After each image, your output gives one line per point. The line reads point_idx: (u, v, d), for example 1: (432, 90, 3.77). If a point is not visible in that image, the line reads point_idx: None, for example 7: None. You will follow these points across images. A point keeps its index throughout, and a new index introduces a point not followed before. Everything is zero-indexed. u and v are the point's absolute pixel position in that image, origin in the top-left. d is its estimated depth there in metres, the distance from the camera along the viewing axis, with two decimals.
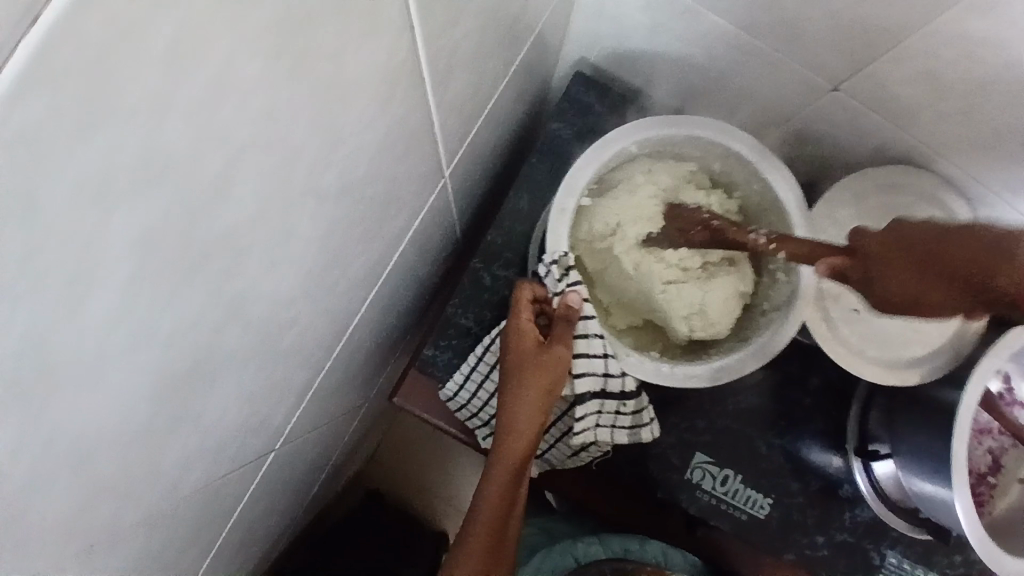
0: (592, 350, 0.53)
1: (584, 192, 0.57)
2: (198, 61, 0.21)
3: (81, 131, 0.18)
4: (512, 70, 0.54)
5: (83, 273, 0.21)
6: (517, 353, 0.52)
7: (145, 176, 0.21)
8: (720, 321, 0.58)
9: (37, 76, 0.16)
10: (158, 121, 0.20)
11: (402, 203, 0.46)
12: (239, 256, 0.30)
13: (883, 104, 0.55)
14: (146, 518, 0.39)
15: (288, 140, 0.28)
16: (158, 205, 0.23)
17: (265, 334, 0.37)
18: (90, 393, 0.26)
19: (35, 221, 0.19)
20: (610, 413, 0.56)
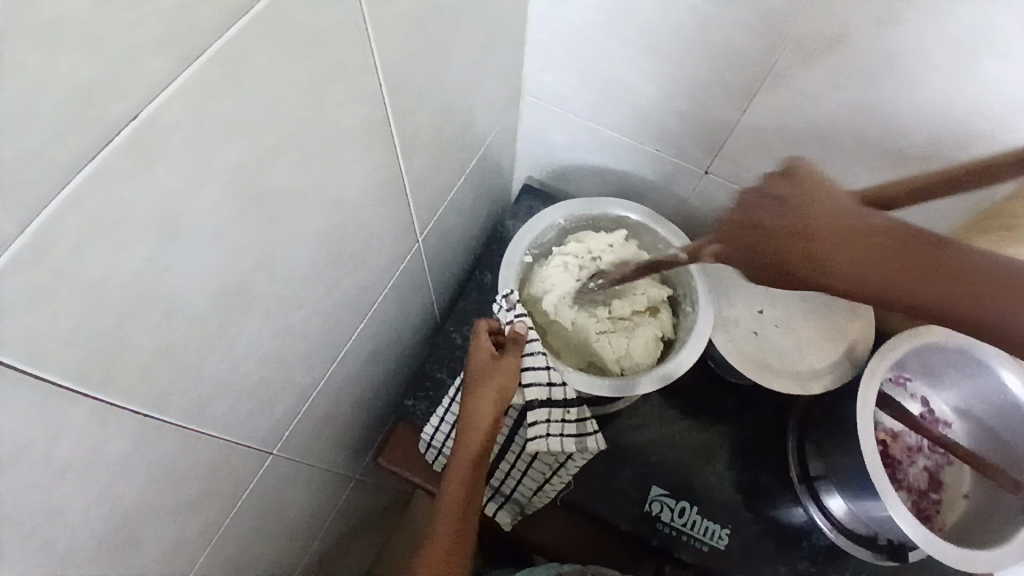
0: (537, 363, 0.65)
1: (527, 254, 0.73)
2: (288, 104, 0.38)
3: (229, 133, 0.34)
4: (468, 170, 0.75)
5: (208, 222, 0.36)
6: (475, 363, 0.64)
7: (250, 168, 0.37)
8: (646, 353, 0.71)
9: (218, 94, 0.32)
10: (260, 133, 0.36)
11: (386, 249, 0.62)
12: (289, 248, 0.45)
13: (739, 178, 0.75)
14: (194, 490, 0.48)
15: (329, 170, 0.45)
16: (250, 190, 0.38)
17: (293, 325, 0.51)
18: (183, 326, 0.38)
19: (199, 180, 0.33)
20: (557, 421, 0.65)
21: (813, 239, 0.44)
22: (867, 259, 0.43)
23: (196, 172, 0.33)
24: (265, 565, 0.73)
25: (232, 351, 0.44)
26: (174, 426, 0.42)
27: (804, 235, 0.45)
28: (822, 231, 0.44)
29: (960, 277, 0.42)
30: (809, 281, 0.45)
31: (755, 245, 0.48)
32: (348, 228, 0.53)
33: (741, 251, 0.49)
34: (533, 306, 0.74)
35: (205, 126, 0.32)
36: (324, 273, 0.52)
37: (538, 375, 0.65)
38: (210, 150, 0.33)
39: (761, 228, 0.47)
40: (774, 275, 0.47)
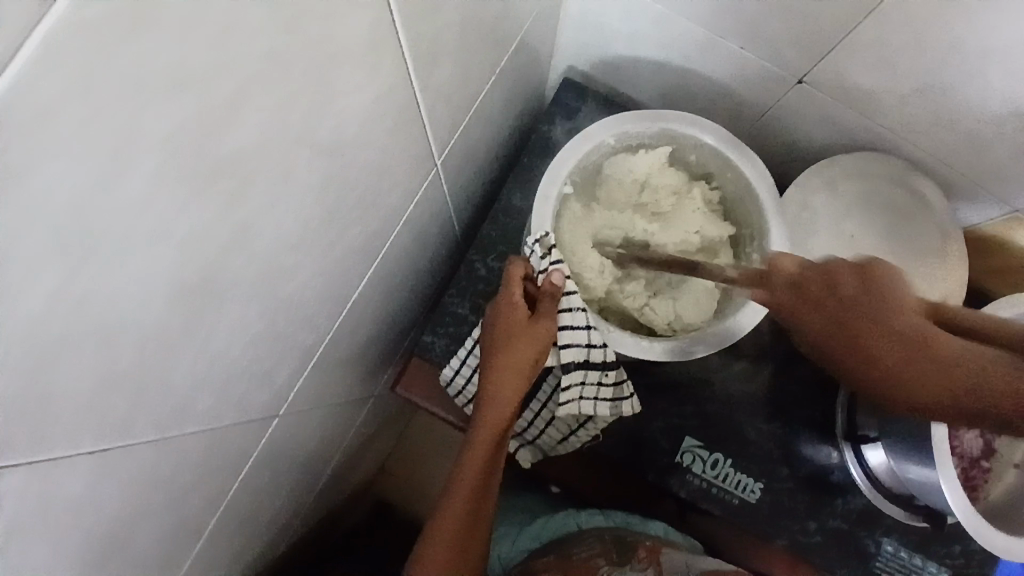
0: (576, 321, 0.56)
1: (567, 182, 0.60)
2: (241, 34, 0.24)
3: (148, 95, 0.22)
4: (500, 70, 0.59)
5: (137, 220, 0.25)
6: (504, 324, 0.55)
7: (193, 137, 0.25)
8: (699, 309, 0.60)
9: (112, 41, 0.20)
10: (199, 85, 0.24)
11: (397, 186, 0.50)
12: (269, 219, 0.34)
13: (843, 93, 0.59)
14: (185, 478, 0.43)
15: (316, 112, 0.33)
16: (198, 165, 0.26)
17: (286, 296, 0.42)
18: (128, 345, 0.29)
19: (109, 171, 0.22)
20: (593, 384, 0.58)
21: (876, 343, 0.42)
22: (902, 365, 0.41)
23: (115, 161, 0.22)
24: (282, 494, 0.72)
25: (208, 346, 0.36)
26: (146, 441, 0.35)
27: (909, 343, 0.41)
28: (912, 341, 0.41)
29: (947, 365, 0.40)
30: (892, 376, 0.42)
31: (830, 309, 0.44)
32: (350, 173, 0.41)
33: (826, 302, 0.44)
34: (573, 234, 0.61)
35: (114, 97, 0.21)
36: (321, 231, 0.42)
37: (575, 335, 0.56)
38: (128, 128, 0.22)
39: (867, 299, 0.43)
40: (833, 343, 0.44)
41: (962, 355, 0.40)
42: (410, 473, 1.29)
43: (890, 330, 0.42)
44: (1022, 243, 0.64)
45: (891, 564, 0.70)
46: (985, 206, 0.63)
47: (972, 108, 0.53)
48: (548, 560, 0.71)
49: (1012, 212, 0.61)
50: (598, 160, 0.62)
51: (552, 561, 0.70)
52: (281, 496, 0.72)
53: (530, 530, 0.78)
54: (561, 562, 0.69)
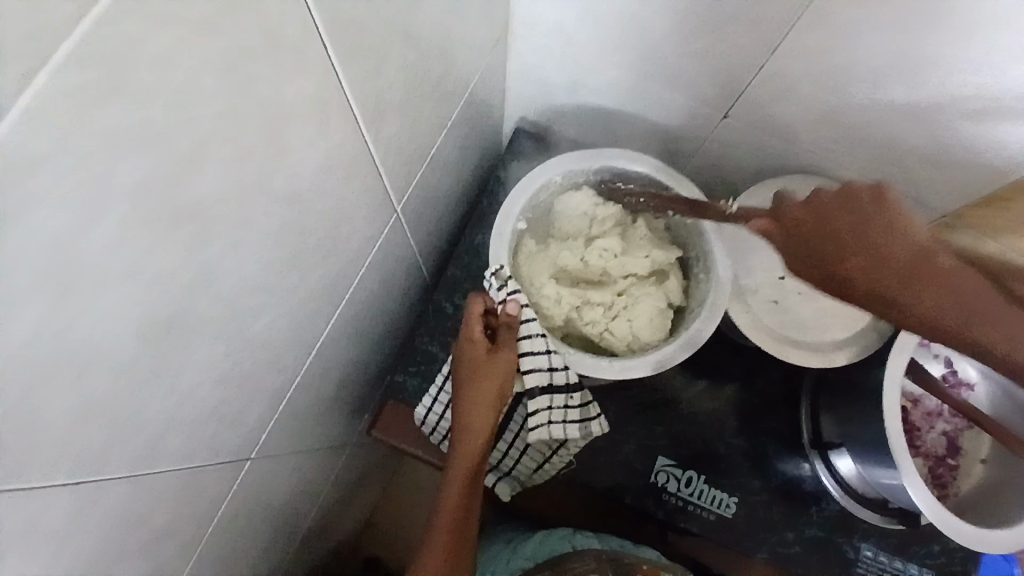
0: (536, 346, 0.58)
1: (521, 218, 0.64)
2: (195, 101, 0.28)
3: (113, 156, 0.25)
4: (450, 122, 0.64)
5: (106, 266, 0.28)
6: (469, 358, 0.58)
7: (158, 191, 0.29)
8: (653, 329, 0.63)
9: (81, 114, 0.23)
10: (159, 146, 0.27)
11: (357, 230, 0.54)
12: (233, 262, 0.38)
13: (762, 123, 0.65)
14: (160, 521, 0.44)
15: (271, 163, 0.36)
16: (162, 216, 0.30)
17: (253, 335, 0.45)
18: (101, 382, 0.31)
19: (79, 224, 0.26)
20: (558, 407, 0.60)
21: (887, 260, 0.51)
22: (893, 277, 0.50)
23: (90, 208, 0.26)
24: (262, 546, 0.72)
25: (178, 386, 0.38)
26: (118, 478, 0.37)
27: (890, 262, 0.51)
28: (924, 267, 0.50)
29: (922, 283, 0.49)
30: (881, 290, 0.51)
31: (876, 244, 0.51)
32: (308, 220, 0.44)
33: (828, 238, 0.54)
34: (526, 270, 0.65)
35: (89, 152, 0.24)
36: (282, 275, 0.45)
37: (539, 359, 0.58)
38: (103, 179, 0.25)
39: (883, 232, 0.52)
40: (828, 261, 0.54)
41: (930, 272, 0.49)
42: (402, 524, 1.27)
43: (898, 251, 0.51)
44: None
45: (872, 569, 0.70)
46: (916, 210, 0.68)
47: (878, 126, 0.59)
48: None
49: (941, 215, 0.67)
50: (549, 197, 0.67)
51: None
52: (262, 547, 0.72)
53: (522, 550, 0.72)
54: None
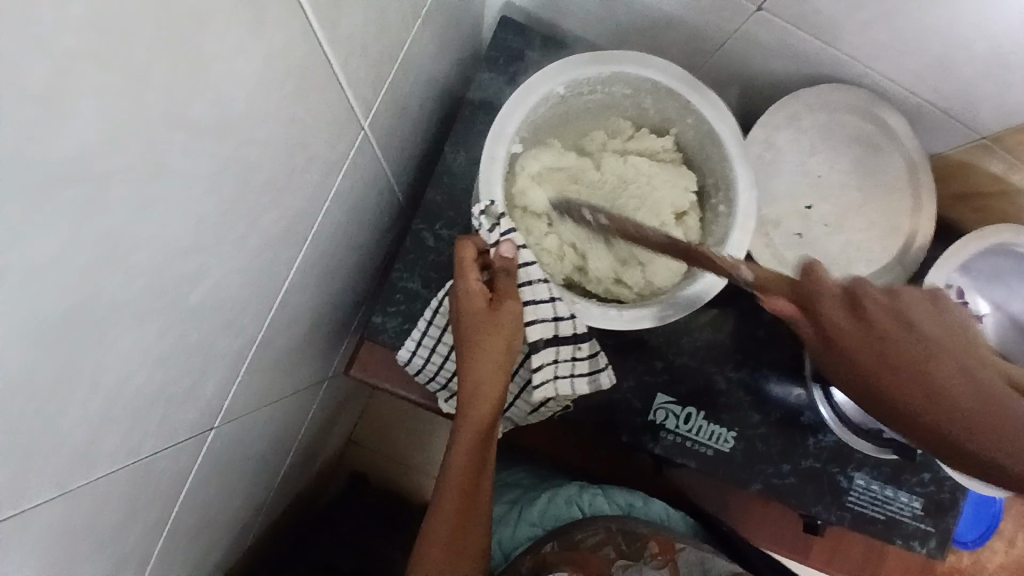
0: (538, 294, 0.52)
1: (515, 140, 0.54)
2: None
3: None
4: (424, 14, 0.51)
5: None
6: (469, 314, 0.50)
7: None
8: (669, 271, 0.56)
9: None
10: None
11: (316, 160, 0.44)
12: (147, 227, 0.28)
13: (801, 20, 0.54)
14: (111, 518, 0.38)
15: (180, 89, 0.26)
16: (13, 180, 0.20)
17: (195, 305, 0.36)
18: None
19: None
20: (563, 360, 0.54)
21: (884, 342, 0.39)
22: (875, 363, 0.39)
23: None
24: (241, 495, 0.68)
25: (99, 378, 0.30)
26: (38, 499, 0.30)
27: (872, 342, 0.39)
28: (920, 361, 0.37)
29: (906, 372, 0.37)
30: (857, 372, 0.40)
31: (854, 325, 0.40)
32: (249, 154, 0.34)
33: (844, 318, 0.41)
34: (528, 206, 0.56)
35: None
36: (226, 228, 0.35)
37: (542, 308, 0.52)
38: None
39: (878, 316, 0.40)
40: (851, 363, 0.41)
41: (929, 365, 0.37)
42: (385, 443, 1.26)
43: (875, 331, 0.39)
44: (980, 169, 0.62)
45: (863, 497, 0.71)
46: (953, 129, 0.59)
47: (935, 24, 0.49)
48: (547, 552, 0.62)
49: (980, 137, 0.58)
50: (547, 112, 0.56)
51: (561, 555, 0.61)
52: (241, 496, 0.68)
53: (528, 516, 0.69)
54: (567, 553, 0.61)
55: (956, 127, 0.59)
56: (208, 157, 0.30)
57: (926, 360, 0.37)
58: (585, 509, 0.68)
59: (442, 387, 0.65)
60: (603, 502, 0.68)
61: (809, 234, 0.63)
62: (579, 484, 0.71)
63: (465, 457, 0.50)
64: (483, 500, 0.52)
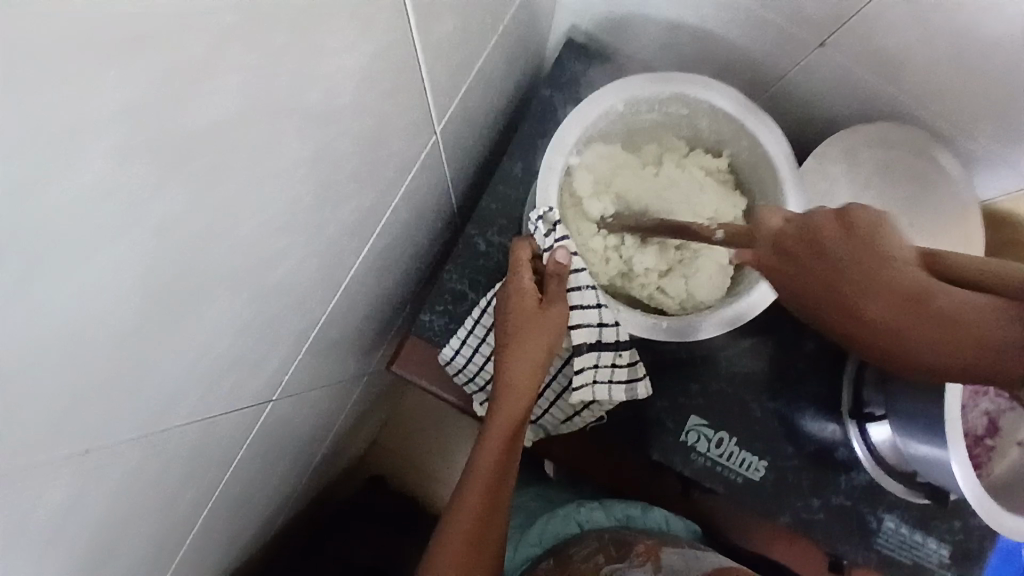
0: (586, 300, 0.54)
1: (574, 151, 0.56)
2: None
3: (94, 52, 0.18)
4: (501, 28, 0.54)
5: (89, 206, 0.21)
6: (514, 312, 0.52)
7: (162, 105, 0.22)
8: (712, 285, 0.57)
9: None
10: (159, 46, 0.20)
11: (394, 156, 0.46)
12: (253, 197, 0.30)
13: (867, 57, 0.55)
14: (174, 473, 0.40)
15: (304, 74, 0.29)
16: (166, 140, 0.23)
17: (277, 280, 0.38)
18: (95, 341, 0.26)
19: (54, 148, 0.19)
20: (602, 366, 0.55)
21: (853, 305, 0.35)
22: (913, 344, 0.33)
23: (61, 143, 0.19)
24: (277, 477, 0.70)
25: (195, 334, 0.32)
26: (125, 440, 0.32)
27: (904, 313, 0.33)
28: (876, 306, 0.34)
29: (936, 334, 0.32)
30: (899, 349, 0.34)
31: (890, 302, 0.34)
32: (343, 144, 0.37)
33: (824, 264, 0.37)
34: (577, 213, 0.58)
35: (51, 65, 0.17)
36: (313, 211, 0.38)
37: (589, 314, 0.53)
38: (65, 99, 0.18)
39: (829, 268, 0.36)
40: (824, 315, 0.37)
41: (956, 317, 0.32)
42: (406, 446, 1.28)
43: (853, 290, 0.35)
44: None
45: (891, 540, 0.70)
46: (1006, 173, 0.60)
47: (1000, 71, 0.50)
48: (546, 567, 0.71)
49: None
50: (605, 127, 0.59)
51: (552, 568, 0.71)
52: (277, 479, 0.70)
53: (528, 539, 0.78)
54: (562, 568, 0.69)
55: (1009, 171, 0.59)
56: (312, 140, 0.33)
57: (876, 310, 0.34)
58: (582, 524, 0.77)
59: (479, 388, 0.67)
60: (600, 518, 0.77)
61: None
62: (577, 501, 0.80)
63: (495, 449, 0.52)
64: (505, 493, 0.54)
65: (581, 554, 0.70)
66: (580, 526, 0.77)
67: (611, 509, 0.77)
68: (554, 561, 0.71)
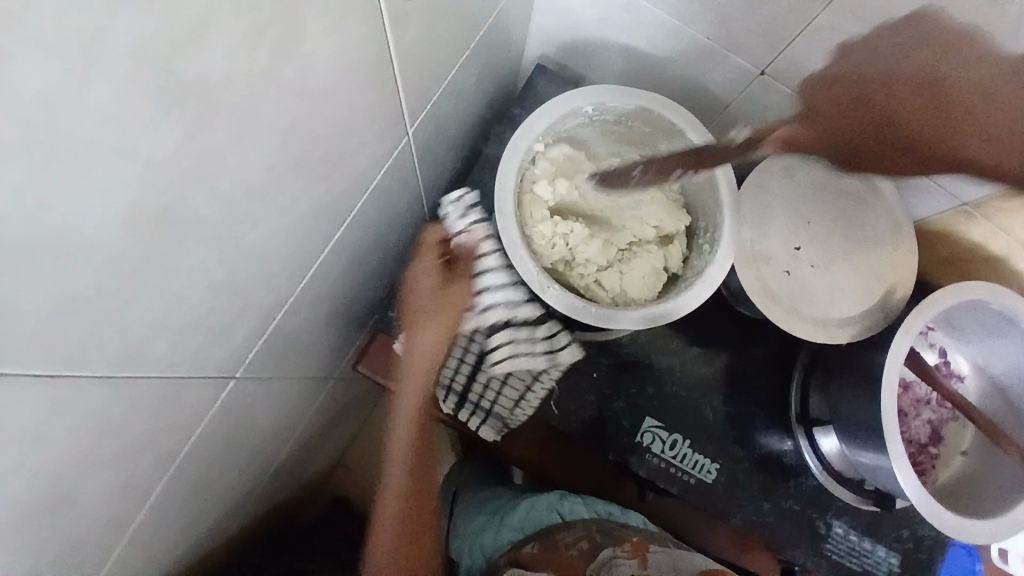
0: (494, 283, 0.66)
1: (540, 140, 0.61)
2: None
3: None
4: (472, 44, 0.60)
5: (87, 134, 0.25)
6: (419, 295, 0.67)
7: (158, 54, 0.25)
8: (643, 286, 0.62)
9: None
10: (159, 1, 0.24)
11: (365, 149, 0.50)
12: (230, 157, 0.34)
13: (801, 84, 0.61)
14: (137, 429, 0.42)
15: (282, 50, 0.33)
16: (158, 87, 0.26)
17: (248, 248, 0.41)
18: (79, 265, 0.28)
19: (65, 74, 0.22)
20: (516, 337, 0.67)
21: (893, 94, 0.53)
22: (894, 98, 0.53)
23: (70, 71, 0.23)
24: (237, 469, 0.71)
25: (169, 283, 0.35)
26: (95, 380, 0.34)
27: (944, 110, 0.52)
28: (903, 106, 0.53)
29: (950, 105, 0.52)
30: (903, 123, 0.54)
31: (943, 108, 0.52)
32: (316, 124, 0.41)
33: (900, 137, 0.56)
34: (532, 199, 0.62)
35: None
36: (285, 185, 0.41)
37: (488, 301, 0.67)
38: (78, 31, 0.22)
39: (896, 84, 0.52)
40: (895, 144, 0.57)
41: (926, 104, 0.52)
42: (373, 464, 1.27)
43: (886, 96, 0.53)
44: (962, 236, 0.67)
45: (841, 546, 0.72)
46: (934, 196, 0.65)
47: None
48: (528, 550, 0.68)
49: (964, 204, 0.64)
50: (571, 128, 0.64)
51: (536, 553, 0.67)
52: (237, 472, 0.71)
53: (511, 522, 0.75)
54: (544, 552, 0.67)
55: (936, 196, 0.65)
56: (287, 115, 0.37)
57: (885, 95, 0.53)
58: (563, 515, 0.72)
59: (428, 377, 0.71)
60: (583, 512, 0.72)
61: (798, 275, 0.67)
62: (559, 491, 0.75)
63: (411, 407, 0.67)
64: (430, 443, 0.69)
65: (568, 538, 0.68)
66: (563, 518, 0.72)
67: (592, 503, 0.73)
68: (537, 545, 0.68)
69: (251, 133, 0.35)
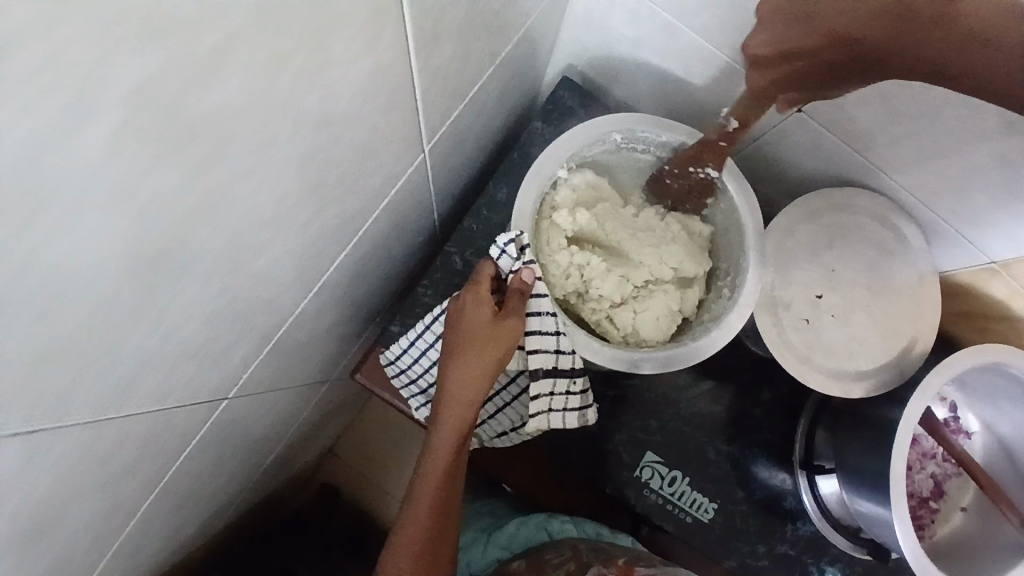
0: (546, 327, 0.55)
1: (565, 165, 0.59)
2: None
3: (108, 47, 0.20)
4: (500, 58, 0.57)
5: (87, 185, 0.22)
6: (472, 323, 0.52)
7: (171, 101, 0.23)
8: (657, 328, 0.59)
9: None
10: (170, 46, 0.22)
11: (380, 169, 0.47)
12: (240, 193, 0.31)
13: (835, 126, 0.58)
14: (120, 458, 0.40)
15: (303, 80, 0.30)
16: (168, 133, 0.24)
17: (250, 276, 0.39)
18: (65, 316, 0.26)
19: (60, 131, 0.20)
20: (559, 396, 0.57)
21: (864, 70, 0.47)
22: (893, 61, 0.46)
23: (68, 116, 0.20)
24: (223, 478, 0.68)
25: (164, 319, 0.33)
26: (78, 420, 0.32)
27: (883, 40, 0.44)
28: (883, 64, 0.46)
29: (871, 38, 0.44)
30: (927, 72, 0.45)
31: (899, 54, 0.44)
32: (333, 149, 0.38)
33: (861, 54, 0.45)
34: (549, 225, 0.59)
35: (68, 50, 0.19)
36: (294, 213, 0.39)
37: (537, 327, 0.55)
38: (77, 74, 0.19)
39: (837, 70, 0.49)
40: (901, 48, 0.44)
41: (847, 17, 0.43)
42: (361, 464, 1.25)
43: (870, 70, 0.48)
44: (984, 293, 0.65)
45: None
46: (963, 252, 0.63)
47: (949, 150, 0.54)
48: (516, 567, 0.68)
49: (992, 262, 0.62)
50: (599, 155, 0.62)
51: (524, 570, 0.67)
52: (223, 480, 0.68)
53: (498, 539, 0.74)
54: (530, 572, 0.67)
55: (966, 251, 0.63)
56: (307, 142, 0.34)
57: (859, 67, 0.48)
58: (552, 534, 0.71)
59: (417, 393, 0.67)
60: (572, 530, 0.71)
61: (817, 323, 0.65)
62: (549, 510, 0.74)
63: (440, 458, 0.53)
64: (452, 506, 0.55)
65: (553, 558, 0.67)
66: (551, 536, 0.71)
67: (581, 524, 0.72)
68: (526, 563, 0.67)
69: (266, 164, 0.32)
